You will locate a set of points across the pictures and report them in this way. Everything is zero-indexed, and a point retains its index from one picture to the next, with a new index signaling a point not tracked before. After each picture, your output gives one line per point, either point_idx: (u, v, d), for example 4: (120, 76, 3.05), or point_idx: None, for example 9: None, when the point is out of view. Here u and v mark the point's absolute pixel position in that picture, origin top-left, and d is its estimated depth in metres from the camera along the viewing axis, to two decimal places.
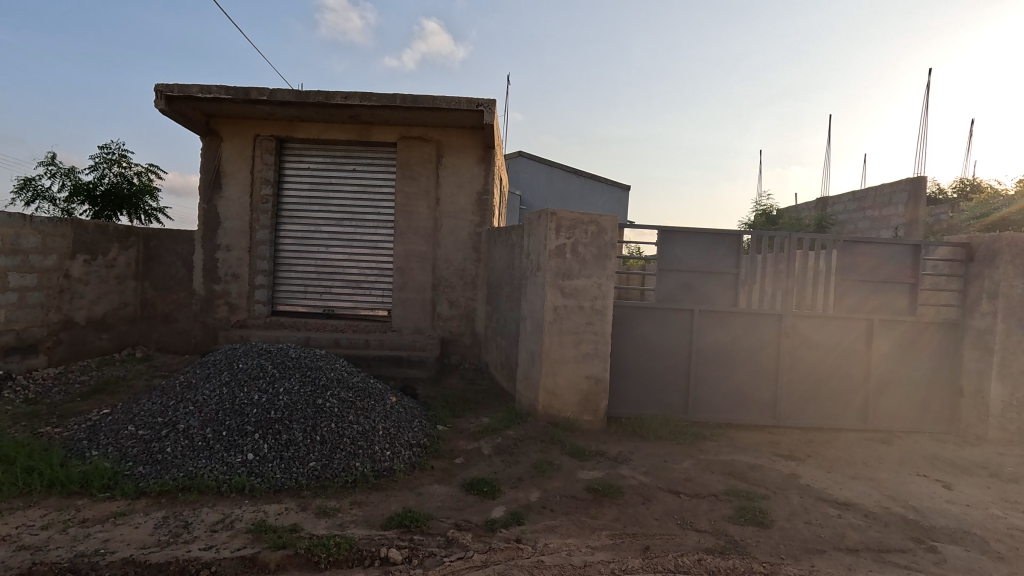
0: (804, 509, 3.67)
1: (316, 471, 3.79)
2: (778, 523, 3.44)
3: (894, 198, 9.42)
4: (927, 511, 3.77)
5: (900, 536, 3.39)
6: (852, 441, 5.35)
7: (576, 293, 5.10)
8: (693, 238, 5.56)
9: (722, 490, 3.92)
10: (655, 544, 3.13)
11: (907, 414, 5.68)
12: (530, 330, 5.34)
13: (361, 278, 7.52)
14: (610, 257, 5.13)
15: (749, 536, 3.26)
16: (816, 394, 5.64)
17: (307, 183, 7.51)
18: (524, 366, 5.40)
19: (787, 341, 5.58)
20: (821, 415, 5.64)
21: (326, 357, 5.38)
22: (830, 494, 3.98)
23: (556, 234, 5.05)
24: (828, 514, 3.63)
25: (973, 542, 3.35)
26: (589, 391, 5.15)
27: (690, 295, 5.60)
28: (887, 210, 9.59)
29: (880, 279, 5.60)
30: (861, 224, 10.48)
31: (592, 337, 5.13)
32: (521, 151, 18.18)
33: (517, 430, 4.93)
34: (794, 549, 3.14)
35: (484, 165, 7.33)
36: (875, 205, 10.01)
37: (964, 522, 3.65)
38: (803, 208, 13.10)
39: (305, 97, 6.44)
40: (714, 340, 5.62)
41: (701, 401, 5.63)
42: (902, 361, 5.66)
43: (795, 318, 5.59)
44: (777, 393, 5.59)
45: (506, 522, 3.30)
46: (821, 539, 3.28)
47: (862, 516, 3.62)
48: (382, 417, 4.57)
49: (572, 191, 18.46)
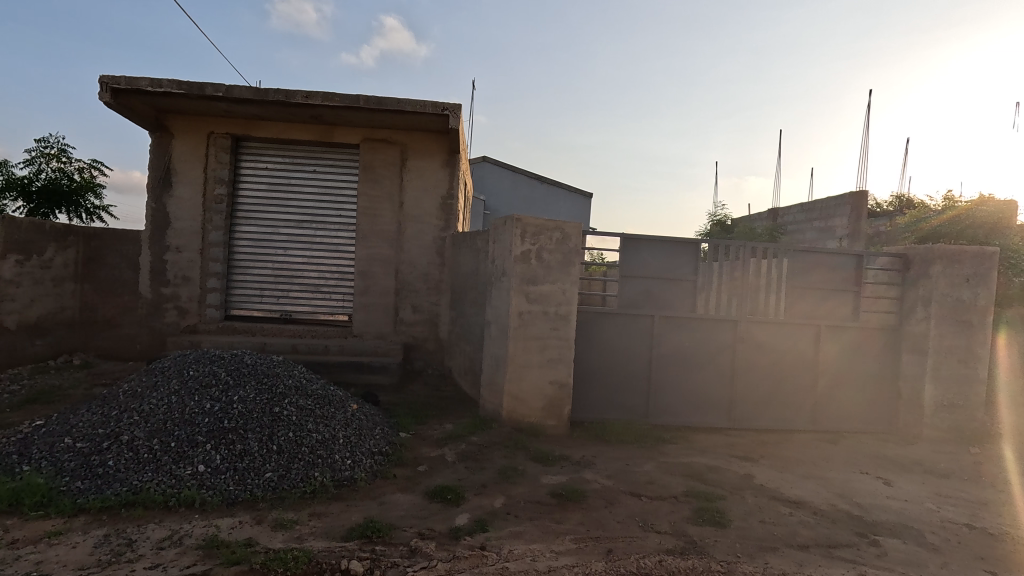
0: (759, 508, 3.81)
1: (272, 482, 3.66)
2: (735, 522, 3.56)
3: (838, 210, 10.07)
4: (871, 507, 3.99)
5: (847, 531, 3.57)
6: (802, 441, 5.60)
7: (541, 299, 5.13)
8: (655, 245, 5.69)
9: (682, 491, 4.02)
10: (618, 547, 3.18)
11: (853, 416, 5.99)
12: (495, 336, 5.33)
13: (320, 282, 7.32)
14: (574, 263, 5.19)
15: (708, 536, 3.35)
16: (769, 397, 5.88)
17: (264, 184, 7.27)
18: (489, 372, 5.39)
19: (741, 346, 5.80)
20: (773, 418, 5.88)
21: (284, 363, 5.20)
22: (782, 493, 4.14)
23: (522, 240, 5.08)
24: (781, 512, 3.78)
25: (912, 535, 3.57)
26: (554, 397, 5.18)
27: (651, 301, 5.75)
28: (834, 221, 10.20)
29: (827, 287, 5.90)
30: (808, 234, 11.04)
31: (557, 342, 5.18)
32: (485, 156, 18.18)
33: (481, 436, 4.90)
34: (749, 547, 3.25)
35: (450, 169, 7.28)
36: (823, 216, 10.57)
37: (904, 516, 3.87)
38: (756, 219, 13.68)
39: (263, 95, 6.24)
40: (675, 345, 5.77)
41: (662, 404, 5.76)
42: (848, 365, 5.97)
43: (749, 324, 5.83)
44: (733, 396, 5.80)
45: (470, 530, 3.27)
46: (774, 536, 3.41)
47: (811, 514, 3.79)
48: (342, 425, 4.45)
49: (535, 197, 18.60)
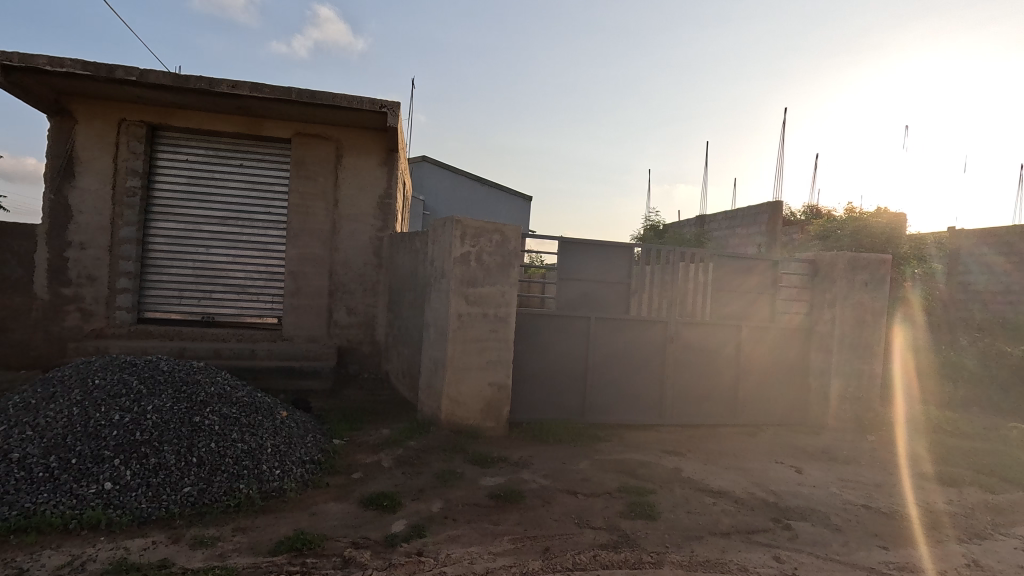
0: (685, 500, 4.02)
1: (191, 497, 3.41)
2: (663, 514, 3.73)
3: (757, 219, 11.02)
4: (784, 493, 4.32)
5: (763, 517, 3.84)
6: (724, 435, 5.97)
7: (480, 301, 5.14)
8: (591, 249, 5.86)
9: (615, 487, 4.16)
10: (554, 544, 3.24)
11: (770, 410, 6.45)
12: (433, 338, 5.28)
13: (247, 283, 6.92)
14: (513, 266, 5.24)
15: (639, 529, 3.49)
16: (696, 394, 6.21)
17: (184, 177, 6.77)
18: (427, 375, 5.32)
19: (671, 346, 6.09)
20: (699, 413, 6.22)
21: (205, 369, 4.87)
22: (707, 484, 4.40)
23: (461, 241, 5.06)
24: (705, 502, 4.00)
25: (818, 518, 3.90)
26: (492, 399, 5.20)
27: (587, 303, 5.91)
28: (752, 229, 11.14)
29: (747, 290, 6.33)
30: (730, 240, 11.82)
31: (495, 344, 5.20)
32: (425, 155, 17.95)
33: (418, 441, 4.83)
34: (676, 538, 3.42)
35: (388, 168, 7.12)
36: (744, 224, 11.33)
37: (812, 500, 4.23)
38: (685, 225, 14.44)
39: (183, 82, 5.82)
40: (610, 346, 5.96)
41: (597, 403, 5.94)
42: (766, 362, 6.42)
43: (678, 325, 6.13)
44: (663, 393, 6.07)
45: (407, 536, 3.21)
46: (699, 526, 3.61)
47: (732, 502, 4.05)
48: (270, 433, 4.22)
49: (475, 199, 18.59)
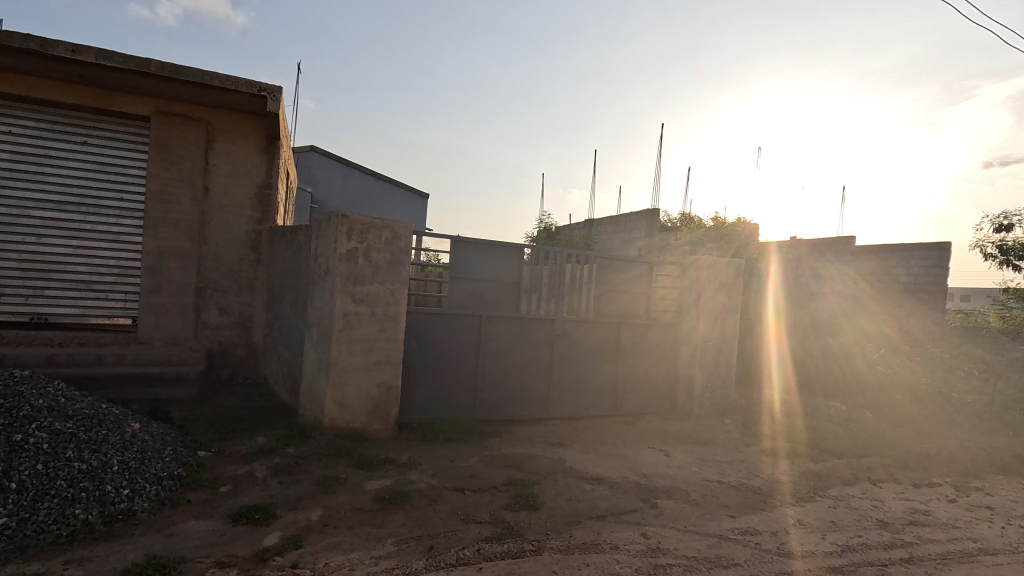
0: (566, 488, 4.25)
1: (7, 530, 2.89)
2: (546, 503, 3.91)
3: (637, 225, 11.86)
4: (653, 475, 4.74)
5: (635, 498, 4.19)
6: (605, 425, 6.40)
7: (368, 299, 4.97)
8: (483, 249, 5.95)
9: (502, 481, 4.27)
10: (439, 542, 3.25)
11: (645, 400, 7.03)
12: (317, 339, 5.01)
13: (92, 278, 6.01)
14: (403, 264, 5.14)
15: (522, 520, 3.63)
16: (580, 387, 6.58)
17: (5, 152, 5.70)
18: (309, 378, 5.04)
19: (558, 343, 6.38)
20: (583, 405, 6.60)
21: (31, 380, 4.15)
22: (587, 471, 4.69)
23: (347, 237, 4.86)
24: (584, 488, 4.27)
25: (681, 495, 4.34)
26: (380, 400, 5.06)
27: (478, 302, 5.99)
28: (635, 233, 11.88)
29: (626, 290, 6.85)
30: (614, 243, 12.64)
31: (384, 344, 5.06)
32: (313, 145, 16.93)
33: (298, 448, 4.55)
34: (557, 524, 3.60)
35: (267, 156, 6.61)
36: (626, 229, 12.21)
37: (676, 480, 4.69)
38: (575, 228, 15.18)
39: (5, 40, 4.92)
40: (500, 344, 6.09)
41: (487, 400, 6.04)
42: (642, 356, 6.99)
43: (565, 323, 6.44)
44: (550, 388, 6.35)
45: (280, 549, 3.02)
46: (578, 511, 3.84)
47: (609, 487, 4.36)
48: (117, 449, 3.72)
49: (369, 194, 17.92)
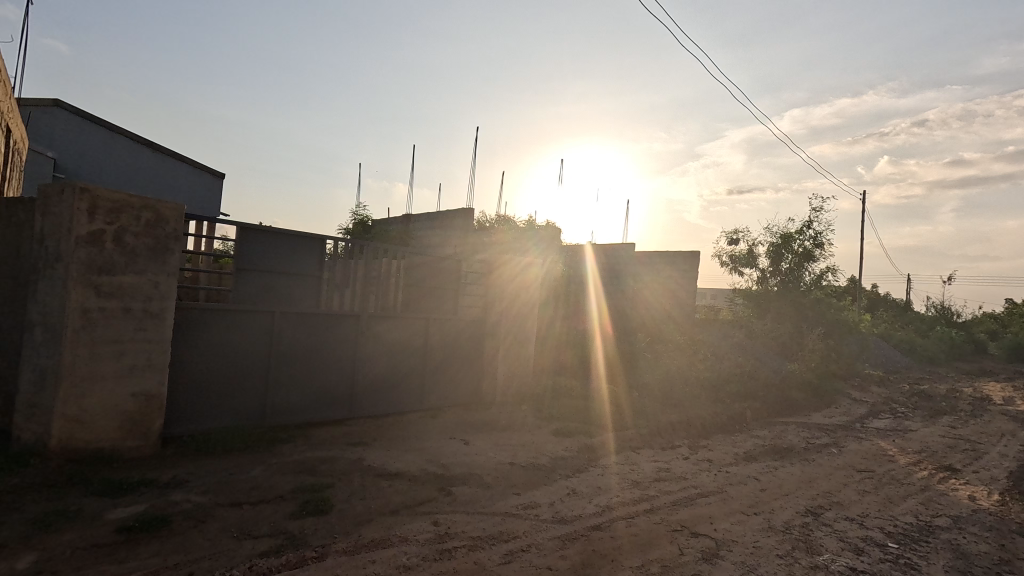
0: (361, 487, 4.15)
1: None
2: (337, 506, 3.76)
3: (454, 223, 12.11)
4: (451, 464, 4.93)
5: (430, 489, 4.30)
6: (410, 421, 6.42)
7: (121, 292, 4.15)
8: (278, 239, 5.48)
9: (289, 489, 3.97)
10: (202, 566, 2.88)
11: (451, 393, 7.25)
12: (42, 342, 4.00)
13: None
14: (172, 251, 4.41)
15: (308, 527, 3.43)
16: (386, 384, 6.48)
17: None
18: (29, 391, 3.99)
19: (363, 339, 6.19)
20: (389, 402, 6.52)
21: None
22: (385, 468, 4.65)
23: (90, 217, 4.00)
24: (380, 486, 4.23)
25: (475, 480, 4.59)
26: (136, 413, 4.26)
27: (271, 296, 5.48)
28: (450, 230, 12.14)
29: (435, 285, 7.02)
30: (431, 240, 12.71)
31: (143, 346, 4.28)
32: (59, 99, 13.43)
33: (7, 481, 3.57)
34: (346, 526, 3.50)
35: None
36: (443, 226, 12.40)
37: (472, 466, 4.95)
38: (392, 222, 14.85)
39: None
40: (297, 342, 5.66)
41: (280, 404, 5.54)
42: (449, 350, 7.21)
43: (371, 319, 6.28)
44: (353, 387, 6.11)
45: None
46: (370, 510, 3.79)
47: (406, 481, 4.39)
48: None
49: (142, 167, 14.91)
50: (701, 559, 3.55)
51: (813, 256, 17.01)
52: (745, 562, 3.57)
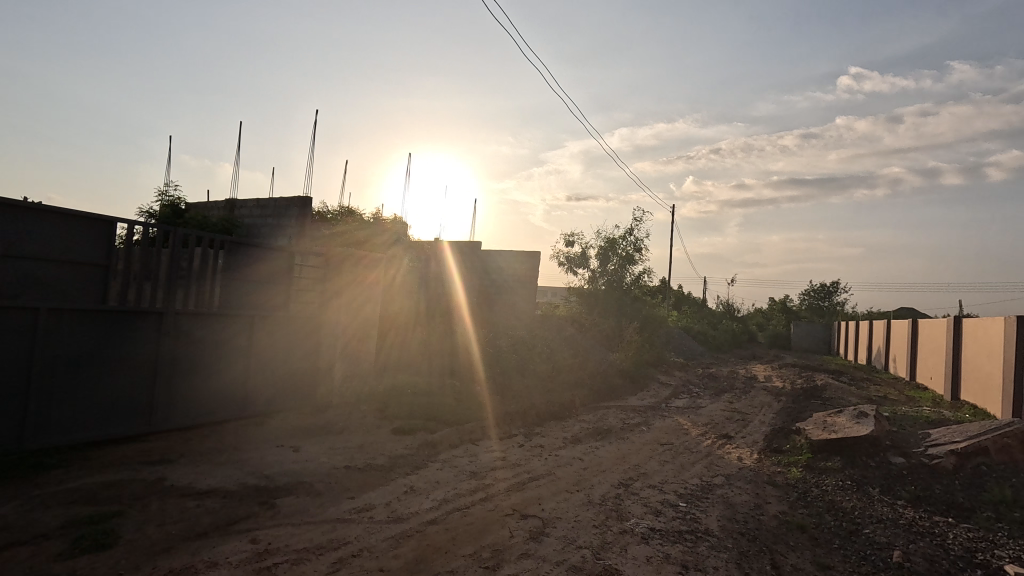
0: (160, 512, 3.59)
1: None
2: (125, 538, 3.20)
3: (288, 212, 11.02)
4: (276, 474, 4.53)
5: (249, 504, 3.90)
6: (229, 430, 5.73)
7: None
8: (40, 218, 4.55)
9: (57, 525, 3.26)
10: None
11: (280, 396, 6.66)
12: None
13: None
14: None
15: (84, 567, 2.86)
16: (198, 390, 5.69)
17: None
18: None
19: (168, 340, 5.34)
20: (202, 411, 5.73)
21: None
22: (193, 487, 4.08)
23: None
24: (186, 507, 3.71)
25: (303, 488, 4.29)
26: None
27: (33, 288, 4.50)
28: (284, 220, 11.06)
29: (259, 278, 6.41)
30: (261, 230, 11.40)
31: None
32: None
33: None
34: (137, 559, 3.00)
35: None
36: (274, 214, 11.23)
37: (301, 474, 4.61)
38: (211, 207, 12.95)
39: None
40: (75, 345, 4.67)
41: (50, 421, 4.51)
42: (278, 350, 6.63)
43: (179, 316, 5.45)
44: (155, 396, 5.23)
45: None
46: (171, 536, 3.29)
47: (220, 499, 3.92)
48: None
49: None
50: (528, 538, 3.81)
51: (634, 259, 19.34)
52: (566, 535, 3.92)
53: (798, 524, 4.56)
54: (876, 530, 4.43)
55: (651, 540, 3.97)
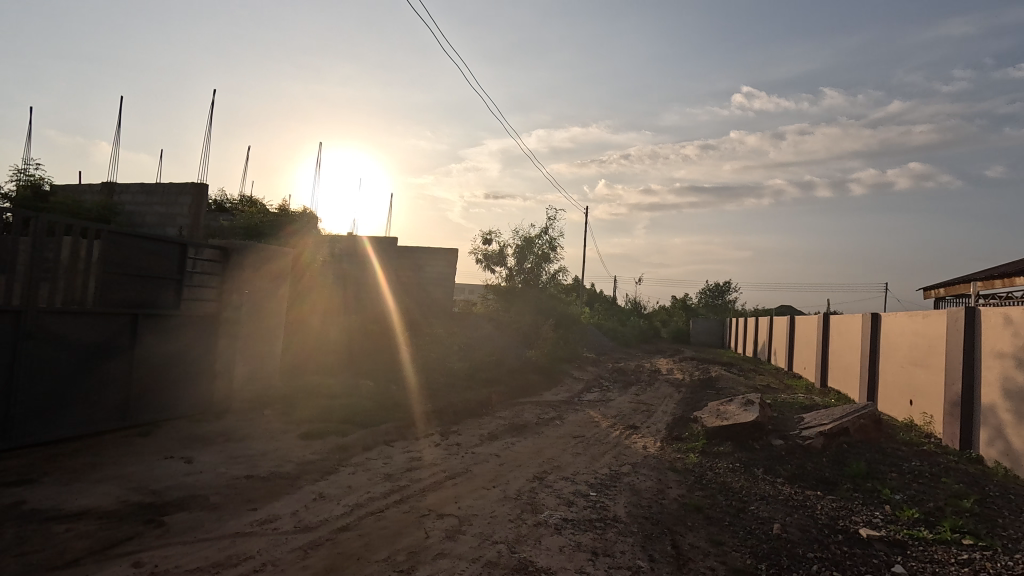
0: (18, 541, 3.13)
1: None
2: None
3: (179, 199, 10.00)
4: (165, 489, 4.12)
5: (133, 524, 3.51)
6: (107, 443, 5.13)
7: None
8: None
9: None
10: None
11: (170, 403, 6.06)
12: None
13: None
14: None
15: None
16: (68, 399, 5.01)
17: None
18: None
19: (29, 343, 4.65)
20: (73, 423, 5.06)
21: None
22: (61, 509, 3.60)
23: None
24: (52, 533, 3.27)
25: (197, 502, 3.94)
26: None
27: None
28: (174, 208, 10.03)
29: (145, 273, 5.78)
30: (147, 218, 10.26)
31: None
32: None
33: None
34: None
35: None
36: (162, 201, 10.15)
37: (195, 487, 4.23)
38: (84, 190, 11.41)
39: None
40: None
41: None
42: (167, 352, 6.03)
43: (43, 315, 4.77)
44: (12, 408, 4.54)
45: None
46: (32, 568, 2.88)
47: (95, 520, 3.50)
48: None
49: None
50: (445, 537, 3.79)
51: (550, 258, 19.88)
52: (483, 531, 3.95)
53: (695, 505, 4.95)
54: (760, 506, 4.93)
55: (564, 530, 4.11)
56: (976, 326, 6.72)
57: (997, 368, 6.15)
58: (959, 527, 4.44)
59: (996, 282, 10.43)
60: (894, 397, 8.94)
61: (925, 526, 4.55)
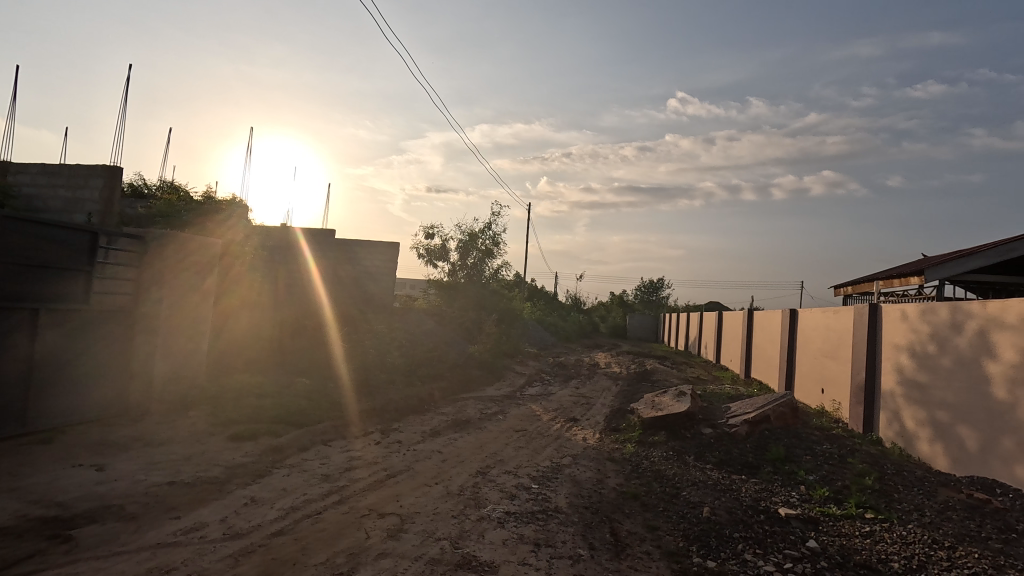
0: None
1: None
2: None
3: (88, 182, 9.11)
4: (72, 501, 3.76)
5: (34, 540, 3.18)
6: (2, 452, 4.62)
7: None
8: None
9: None
10: None
11: (79, 406, 5.55)
12: None
13: None
14: None
15: None
16: None
17: None
18: None
19: None
20: None
21: None
22: None
23: None
24: None
25: (111, 513, 3.62)
26: None
27: None
28: (82, 192, 9.13)
29: (48, 264, 5.24)
30: (50, 202, 9.28)
31: None
32: None
33: None
34: None
35: None
36: (68, 184, 9.20)
37: (107, 497, 3.88)
38: None
39: None
40: None
41: None
42: (73, 350, 5.51)
43: None
44: None
45: None
46: None
47: None
48: None
49: None
50: (386, 536, 3.72)
51: (493, 253, 19.92)
52: (425, 528, 3.92)
53: (632, 493, 5.15)
54: (690, 491, 5.21)
55: (506, 524, 4.15)
56: (877, 321, 7.41)
57: (895, 359, 6.81)
58: (863, 503, 4.90)
59: (894, 282, 11.51)
60: (808, 386, 9.70)
61: (834, 503, 4.99)
